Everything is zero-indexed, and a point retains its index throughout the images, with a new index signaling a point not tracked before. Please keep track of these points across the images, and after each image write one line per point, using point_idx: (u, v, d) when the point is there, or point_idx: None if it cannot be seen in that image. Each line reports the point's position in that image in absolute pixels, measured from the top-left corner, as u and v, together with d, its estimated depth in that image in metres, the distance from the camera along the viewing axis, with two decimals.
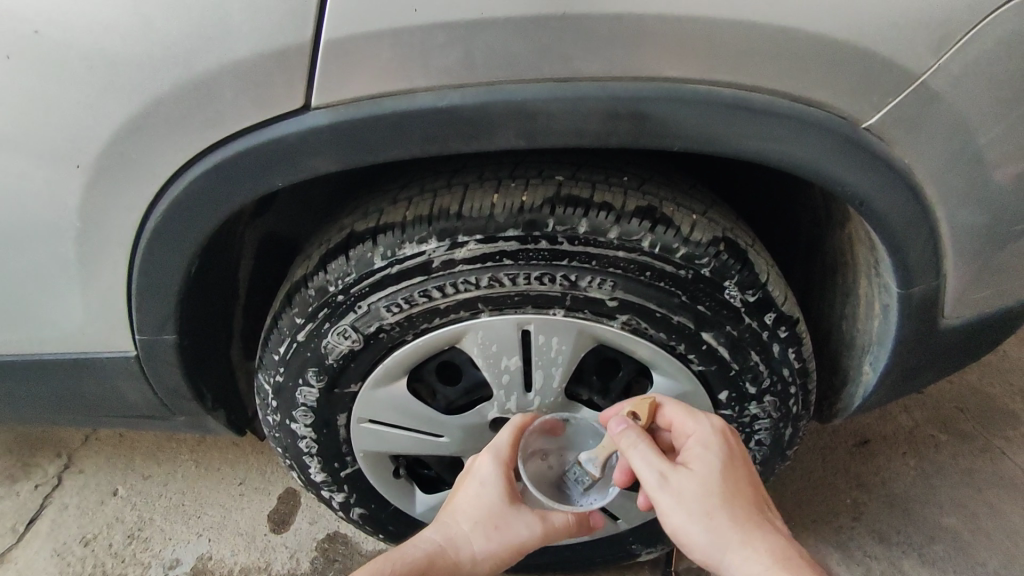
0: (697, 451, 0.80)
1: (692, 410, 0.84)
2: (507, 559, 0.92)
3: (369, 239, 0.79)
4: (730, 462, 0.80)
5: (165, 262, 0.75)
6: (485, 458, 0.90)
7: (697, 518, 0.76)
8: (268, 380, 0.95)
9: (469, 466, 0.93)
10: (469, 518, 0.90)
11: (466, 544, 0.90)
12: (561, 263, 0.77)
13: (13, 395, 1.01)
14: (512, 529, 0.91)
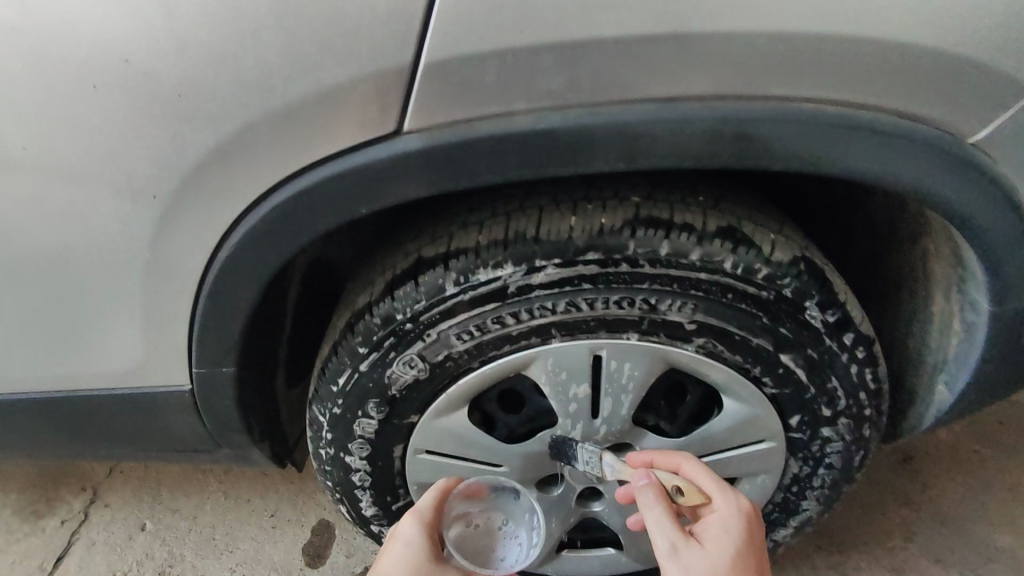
0: (713, 528, 0.76)
1: (724, 485, 0.80)
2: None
3: (440, 265, 0.77)
4: (746, 548, 0.75)
5: (235, 290, 0.74)
6: (409, 523, 0.87)
7: None
8: (323, 412, 0.91)
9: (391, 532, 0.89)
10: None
11: None
12: (641, 285, 0.75)
13: (55, 430, 0.98)
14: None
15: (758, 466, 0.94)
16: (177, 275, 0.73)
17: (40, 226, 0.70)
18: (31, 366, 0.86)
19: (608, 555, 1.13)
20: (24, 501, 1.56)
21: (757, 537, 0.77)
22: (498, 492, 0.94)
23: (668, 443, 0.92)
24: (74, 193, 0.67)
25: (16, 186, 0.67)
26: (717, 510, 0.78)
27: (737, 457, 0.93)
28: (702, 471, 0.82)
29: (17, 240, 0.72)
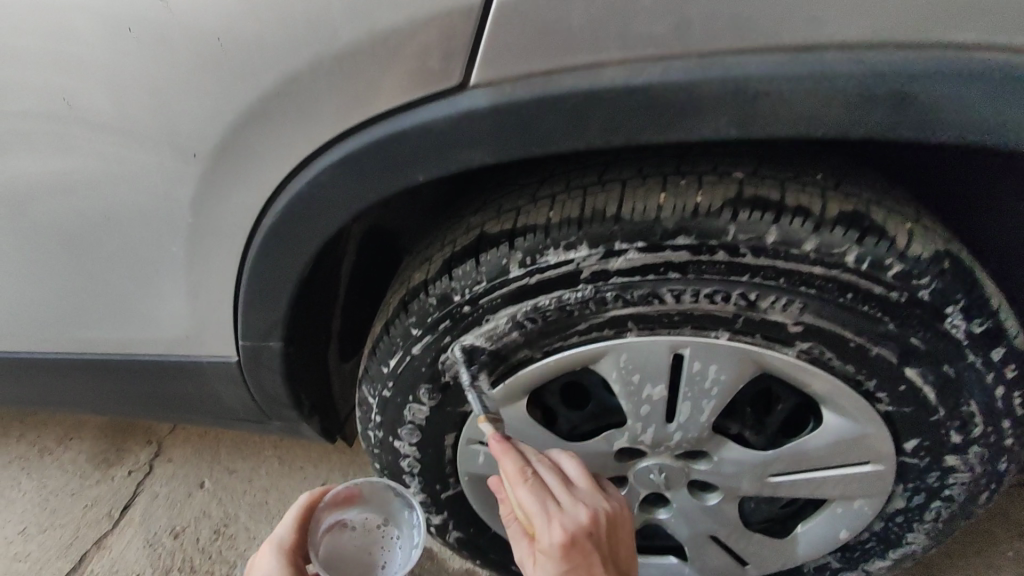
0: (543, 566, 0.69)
1: (540, 513, 0.68)
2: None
3: (505, 243, 0.68)
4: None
5: (282, 260, 0.68)
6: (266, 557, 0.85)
7: None
8: (373, 394, 0.85)
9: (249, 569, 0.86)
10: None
11: None
12: (740, 278, 0.63)
13: (113, 390, 0.97)
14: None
15: (858, 489, 0.83)
16: (225, 241, 0.68)
17: (89, 185, 0.67)
18: (88, 327, 0.85)
19: (671, 565, 1.03)
20: (96, 449, 1.62)
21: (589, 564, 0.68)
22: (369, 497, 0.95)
23: (752, 455, 0.81)
24: (121, 150, 0.63)
25: (65, 142, 0.64)
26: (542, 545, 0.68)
27: (834, 477, 0.82)
28: (529, 492, 0.69)
29: (68, 198, 0.69)
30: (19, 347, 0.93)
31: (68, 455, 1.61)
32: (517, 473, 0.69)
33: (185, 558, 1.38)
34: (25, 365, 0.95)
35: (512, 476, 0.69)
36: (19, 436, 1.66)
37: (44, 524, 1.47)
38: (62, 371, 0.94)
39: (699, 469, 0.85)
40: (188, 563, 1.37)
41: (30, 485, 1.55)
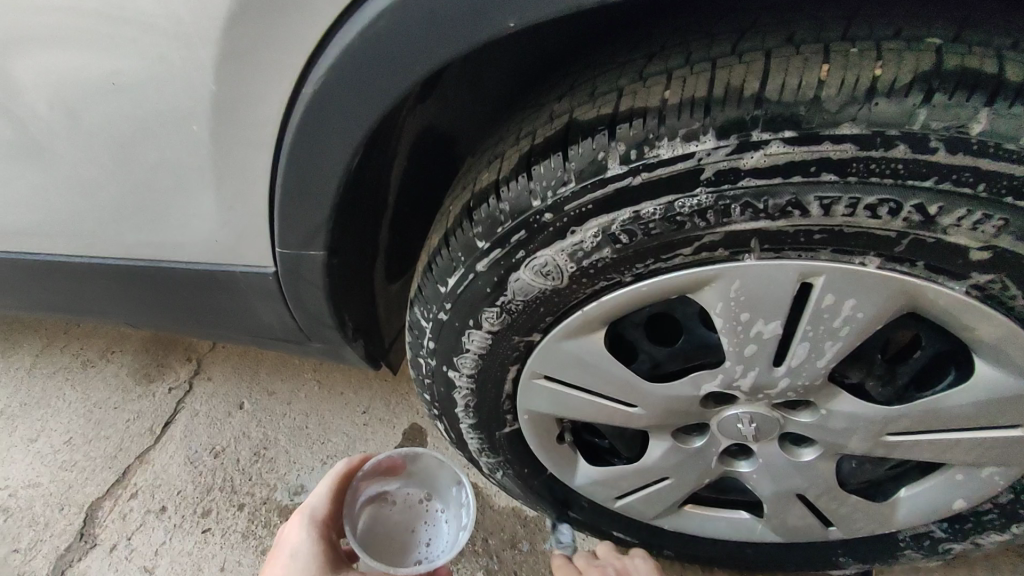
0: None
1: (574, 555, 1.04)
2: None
3: (603, 131, 0.54)
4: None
5: (332, 136, 0.59)
6: (300, 526, 0.81)
7: None
8: (427, 317, 0.75)
9: (279, 543, 0.81)
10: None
11: None
12: (923, 184, 0.48)
13: (144, 300, 0.89)
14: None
15: (996, 456, 0.70)
16: (267, 115, 0.59)
17: (108, 42, 0.57)
18: (111, 227, 0.76)
19: (742, 521, 0.93)
20: (137, 363, 1.59)
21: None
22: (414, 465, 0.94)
23: (874, 410, 0.68)
24: None
25: None
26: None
27: (970, 441, 0.68)
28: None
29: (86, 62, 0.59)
30: (40, 247, 0.85)
31: (110, 368, 1.59)
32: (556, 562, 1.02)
33: (225, 478, 1.35)
34: (49, 268, 0.87)
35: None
36: (61, 347, 1.65)
37: (88, 436, 1.46)
38: (88, 277, 0.87)
39: (800, 422, 0.73)
40: (228, 483, 1.34)
41: (74, 397, 1.54)
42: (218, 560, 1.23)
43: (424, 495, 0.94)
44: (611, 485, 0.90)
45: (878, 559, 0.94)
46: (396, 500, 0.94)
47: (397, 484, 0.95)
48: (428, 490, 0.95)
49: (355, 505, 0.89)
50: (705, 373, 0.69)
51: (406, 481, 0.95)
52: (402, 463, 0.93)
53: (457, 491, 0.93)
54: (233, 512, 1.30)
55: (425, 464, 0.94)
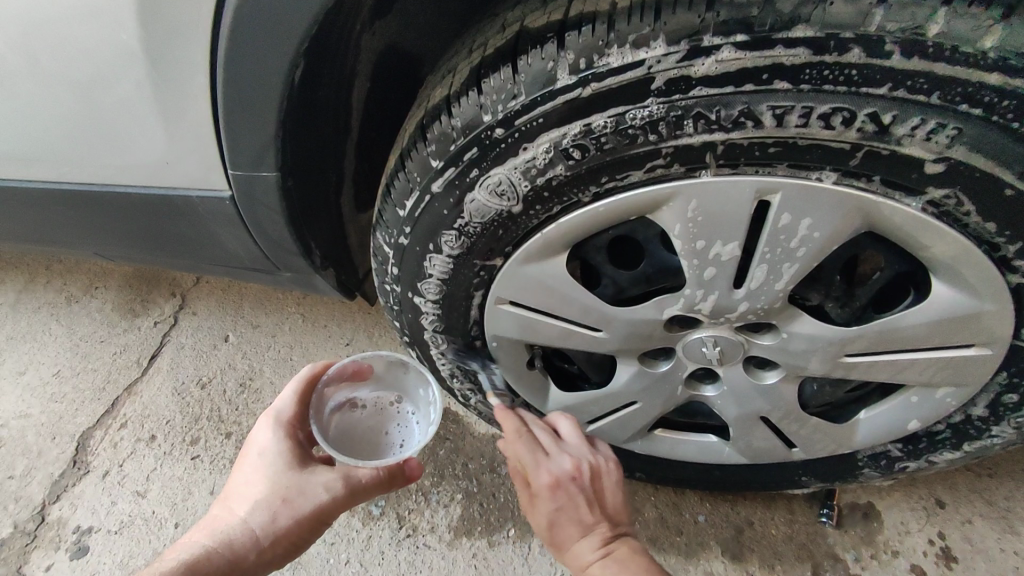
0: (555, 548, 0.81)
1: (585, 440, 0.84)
2: (307, 533, 0.79)
3: (552, 40, 0.53)
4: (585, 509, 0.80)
5: (269, 45, 0.57)
6: (266, 429, 0.82)
7: (588, 542, 0.78)
8: (389, 242, 0.74)
9: (251, 441, 0.83)
10: (251, 499, 0.77)
11: (249, 528, 0.76)
12: (877, 92, 0.47)
13: (109, 228, 0.88)
14: (305, 496, 0.77)
15: (949, 375, 0.71)
16: (206, 23, 0.57)
17: None
18: (58, 151, 0.74)
19: (709, 444, 0.96)
20: (122, 298, 1.60)
21: (577, 504, 0.80)
22: (383, 368, 0.91)
23: (831, 330, 0.68)
24: None
25: None
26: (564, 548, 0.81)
27: (924, 361, 0.69)
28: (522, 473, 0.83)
29: None
30: None
31: (95, 303, 1.60)
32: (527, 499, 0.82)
33: (213, 408, 1.38)
34: (6, 196, 0.86)
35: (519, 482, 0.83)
36: (46, 283, 1.66)
37: (76, 368, 1.48)
38: (46, 204, 0.85)
39: (762, 345, 0.73)
40: (216, 413, 1.37)
41: (61, 331, 1.56)
42: (207, 485, 1.27)
43: (396, 399, 0.91)
44: (581, 410, 0.92)
45: (839, 479, 0.97)
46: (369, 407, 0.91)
47: (369, 393, 0.91)
48: (401, 393, 0.92)
49: (325, 411, 0.87)
50: (668, 298, 0.69)
51: (377, 388, 0.92)
52: (368, 368, 0.90)
53: (424, 390, 0.90)
54: (221, 440, 1.33)
55: (393, 368, 0.91)
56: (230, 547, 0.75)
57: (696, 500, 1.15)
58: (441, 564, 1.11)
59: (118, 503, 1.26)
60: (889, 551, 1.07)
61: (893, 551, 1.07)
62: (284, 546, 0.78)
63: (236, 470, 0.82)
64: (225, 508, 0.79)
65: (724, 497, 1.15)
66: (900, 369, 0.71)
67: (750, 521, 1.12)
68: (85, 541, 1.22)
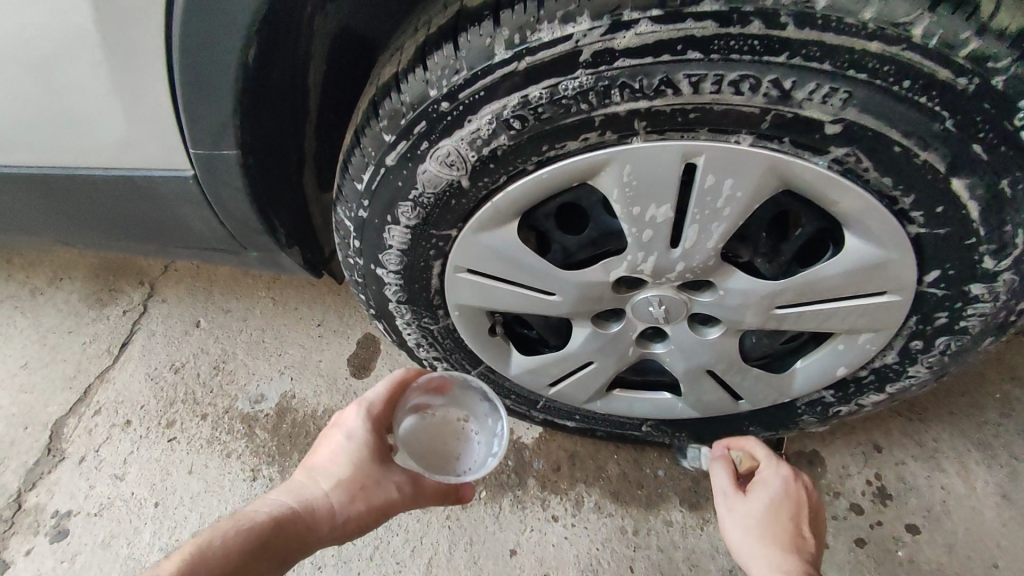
0: (732, 522, 0.86)
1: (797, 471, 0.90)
2: (372, 522, 0.86)
3: (488, 18, 0.58)
4: (773, 521, 0.83)
5: (225, 30, 0.61)
6: (353, 414, 0.86)
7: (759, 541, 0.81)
8: (349, 216, 0.78)
9: (336, 421, 0.89)
10: (331, 477, 0.84)
11: (326, 504, 0.83)
12: (776, 60, 0.53)
13: (74, 213, 0.90)
14: (381, 489, 0.85)
15: (868, 323, 0.77)
16: (162, 9, 0.60)
17: None
18: (20, 134, 0.76)
19: (663, 400, 1.03)
20: (89, 289, 1.60)
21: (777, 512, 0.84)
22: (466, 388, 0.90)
23: (760, 284, 0.75)
24: None
25: None
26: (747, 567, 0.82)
27: (844, 310, 0.76)
28: (722, 467, 0.93)
29: None
30: None
31: (61, 294, 1.60)
32: (721, 492, 0.90)
33: (187, 391, 1.40)
34: None
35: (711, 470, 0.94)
36: (8, 276, 1.64)
37: (46, 358, 1.48)
38: (9, 189, 0.87)
39: (702, 301, 0.79)
40: (190, 396, 1.40)
41: (27, 323, 1.55)
42: (185, 465, 1.30)
43: (463, 416, 0.89)
44: (542, 373, 0.98)
45: (783, 427, 1.05)
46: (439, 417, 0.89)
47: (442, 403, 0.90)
48: (471, 412, 0.89)
49: (404, 411, 0.88)
50: (613, 260, 0.74)
51: (451, 401, 0.90)
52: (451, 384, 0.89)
53: (494, 421, 0.89)
54: (197, 421, 1.36)
55: (471, 391, 0.90)
56: (310, 517, 0.82)
57: (655, 456, 1.22)
58: (416, 527, 1.17)
59: (96, 487, 1.28)
60: (831, 492, 1.16)
61: (835, 492, 1.16)
62: (349, 529, 0.85)
63: (320, 446, 0.88)
64: (308, 477, 0.86)
65: (682, 451, 1.23)
66: (822, 319, 0.78)
67: (706, 472, 1.20)
68: (65, 525, 1.24)
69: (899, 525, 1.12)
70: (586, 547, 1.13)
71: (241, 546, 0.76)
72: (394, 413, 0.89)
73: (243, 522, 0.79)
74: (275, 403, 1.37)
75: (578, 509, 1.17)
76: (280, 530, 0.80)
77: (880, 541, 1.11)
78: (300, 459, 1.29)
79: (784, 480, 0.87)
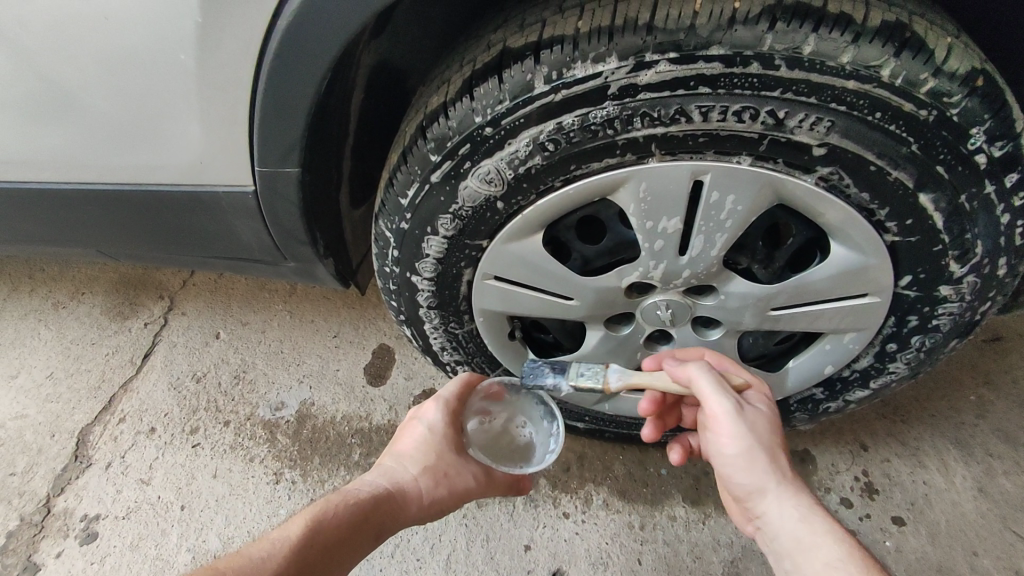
0: (752, 457, 0.79)
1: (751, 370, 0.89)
2: (451, 507, 0.95)
3: (528, 57, 0.68)
4: (783, 448, 0.80)
5: (303, 69, 0.70)
6: (433, 407, 0.96)
7: (769, 465, 0.79)
8: (390, 228, 0.87)
9: (415, 413, 0.98)
10: (417, 462, 0.93)
11: (413, 487, 0.92)
12: (772, 94, 0.63)
13: (130, 226, 0.98)
14: (461, 476, 0.94)
15: (851, 322, 0.87)
16: (250, 51, 0.70)
17: None
18: (97, 153, 0.84)
19: None
20: (109, 303, 1.66)
21: (776, 435, 0.81)
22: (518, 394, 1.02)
23: (757, 288, 0.84)
24: None
25: None
26: (764, 513, 0.79)
27: (830, 311, 0.86)
28: (715, 381, 0.82)
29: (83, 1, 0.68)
30: (26, 178, 0.91)
31: (83, 307, 1.65)
32: (729, 412, 0.80)
33: (209, 400, 1.46)
34: (34, 199, 0.95)
35: (704, 388, 0.82)
36: (30, 291, 1.70)
37: (69, 369, 1.54)
38: (71, 205, 0.94)
39: (705, 305, 0.88)
40: (212, 404, 1.45)
41: (50, 335, 1.60)
42: (209, 469, 1.35)
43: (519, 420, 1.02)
44: None
45: (778, 425, 1.13)
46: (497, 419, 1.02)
47: (500, 408, 1.03)
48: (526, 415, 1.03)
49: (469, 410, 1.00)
50: (627, 267, 0.83)
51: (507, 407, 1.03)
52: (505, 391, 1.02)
53: (549, 422, 1.02)
54: (220, 428, 1.41)
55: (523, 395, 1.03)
56: (401, 498, 0.90)
57: (658, 456, 1.30)
58: (435, 525, 1.23)
59: (123, 491, 1.33)
60: (822, 488, 1.25)
61: (826, 488, 1.25)
62: (431, 512, 0.94)
63: (401, 435, 0.97)
64: (396, 463, 0.94)
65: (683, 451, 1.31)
66: (812, 319, 0.87)
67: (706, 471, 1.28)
68: (93, 528, 1.28)
69: (886, 517, 1.21)
70: (597, 542, 1.20)
71: (348, 519, 0.84)
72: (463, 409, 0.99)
73: (349, 497, 0.87)
74: (296, 410, 1.43)
75: (587, 506, 1.25)
76: (378, 507, 0.88)
77: (869, 532, 1.19)
78: (321, 463, 1.34)
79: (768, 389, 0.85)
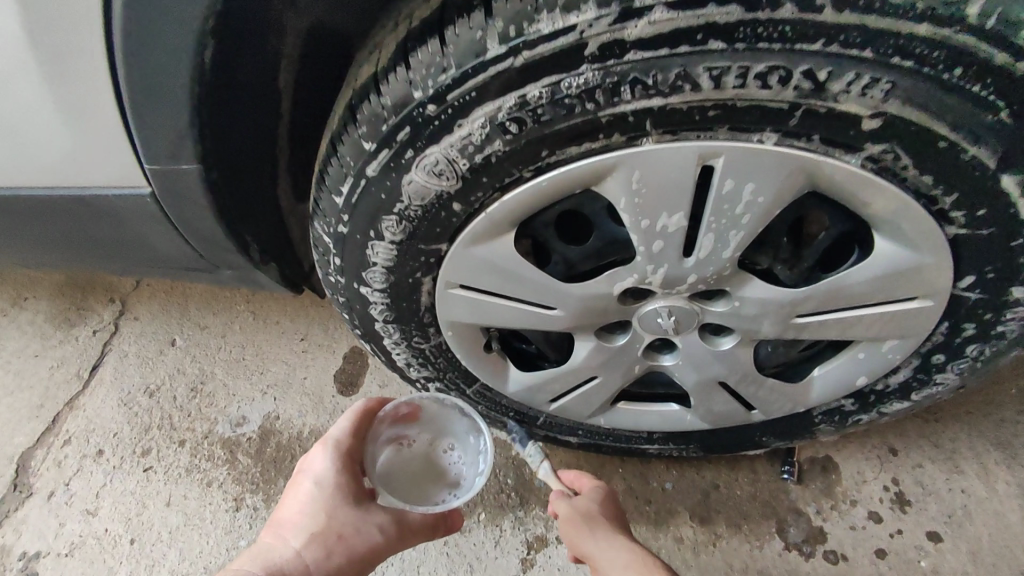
0: (581, 536, 0.83)
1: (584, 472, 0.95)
2: (354, 574, 0.79)
3: (479, 9, 0.52)
4: (606, 519, 0.85)
5: (167, 24, 0.54)
6: (320, 454, 0.81)
7: (593, 536, 0.82)
8: (328, 231, 0.71)
9: (302, 467, 0.82)
10: (303, 531, 0.77)
11: (298, 564, 0.75)
12: (811, 48, 0.47)
13: (29, 233, 0.82)
14: (360, 534, 0.79)
15: (895, 330, 0.71)
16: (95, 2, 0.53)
17: None
18: None
19: (672, 413, 0.95)
20: (54, 309, 1.50)
21: (597, 510, 0.85)
22: (435, 412, 0.87)
23: (781, 292, 0.68)
24: None
25: None
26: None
27: (870, 317, 0.70)
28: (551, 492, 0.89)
29: None
30: None
31: (25, 315, 1.50)
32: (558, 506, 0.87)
33: (163, 416, 1.32)
34: None
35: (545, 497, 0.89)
36: None
37: (11, 386, 1.39)
38: None
39: (716, 312, 0.72)
40: (166, 421, 1.31)
41: None
42: (163, 497, 1.22)
43: (442, 442, 0.87)
44: (542, 390, 0.91)
45: (799, 437, 0.98)
46: (414, 446, 0.87)
47: (418, 430, 0.88)
48: (449, 435, 0.87)
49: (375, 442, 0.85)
50: (619, 270, 0.67)
51: (426, 427, 0.88)
52: (419, 410, 0.87)
53: (476, 437, 0.87)
54: (175, 448, 1.28)
55: (441, 412, 0.87)
56: None
57: (663, 469, 1.16)
58: (413, 556, 1.10)
59: (67, 524, 1.21)
60: (847, 500, 1.11)
61: (851, 500, 1.11)
62: None
63: (285, 500, 0.81)
64: (276, 538, 0.78)
65: (691, 462, 1.16)
66: (849, 327, 0.71)
67: (716, 484, 1.14)
68: (33, 567, 1.17)
69: (919, 533, 1.07)
70: None
71: None
72: (365, 446, 0.84)
73: None
74: (258, 426, 1.29)
75: None
76: None
77: (900, 551, 1.06)
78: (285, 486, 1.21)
79: (595, 481, 0.91)
